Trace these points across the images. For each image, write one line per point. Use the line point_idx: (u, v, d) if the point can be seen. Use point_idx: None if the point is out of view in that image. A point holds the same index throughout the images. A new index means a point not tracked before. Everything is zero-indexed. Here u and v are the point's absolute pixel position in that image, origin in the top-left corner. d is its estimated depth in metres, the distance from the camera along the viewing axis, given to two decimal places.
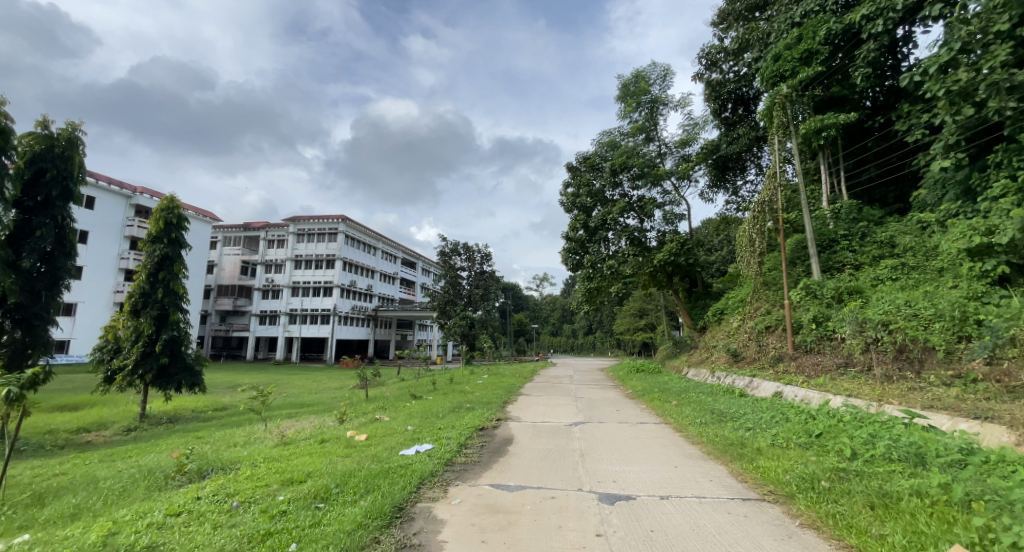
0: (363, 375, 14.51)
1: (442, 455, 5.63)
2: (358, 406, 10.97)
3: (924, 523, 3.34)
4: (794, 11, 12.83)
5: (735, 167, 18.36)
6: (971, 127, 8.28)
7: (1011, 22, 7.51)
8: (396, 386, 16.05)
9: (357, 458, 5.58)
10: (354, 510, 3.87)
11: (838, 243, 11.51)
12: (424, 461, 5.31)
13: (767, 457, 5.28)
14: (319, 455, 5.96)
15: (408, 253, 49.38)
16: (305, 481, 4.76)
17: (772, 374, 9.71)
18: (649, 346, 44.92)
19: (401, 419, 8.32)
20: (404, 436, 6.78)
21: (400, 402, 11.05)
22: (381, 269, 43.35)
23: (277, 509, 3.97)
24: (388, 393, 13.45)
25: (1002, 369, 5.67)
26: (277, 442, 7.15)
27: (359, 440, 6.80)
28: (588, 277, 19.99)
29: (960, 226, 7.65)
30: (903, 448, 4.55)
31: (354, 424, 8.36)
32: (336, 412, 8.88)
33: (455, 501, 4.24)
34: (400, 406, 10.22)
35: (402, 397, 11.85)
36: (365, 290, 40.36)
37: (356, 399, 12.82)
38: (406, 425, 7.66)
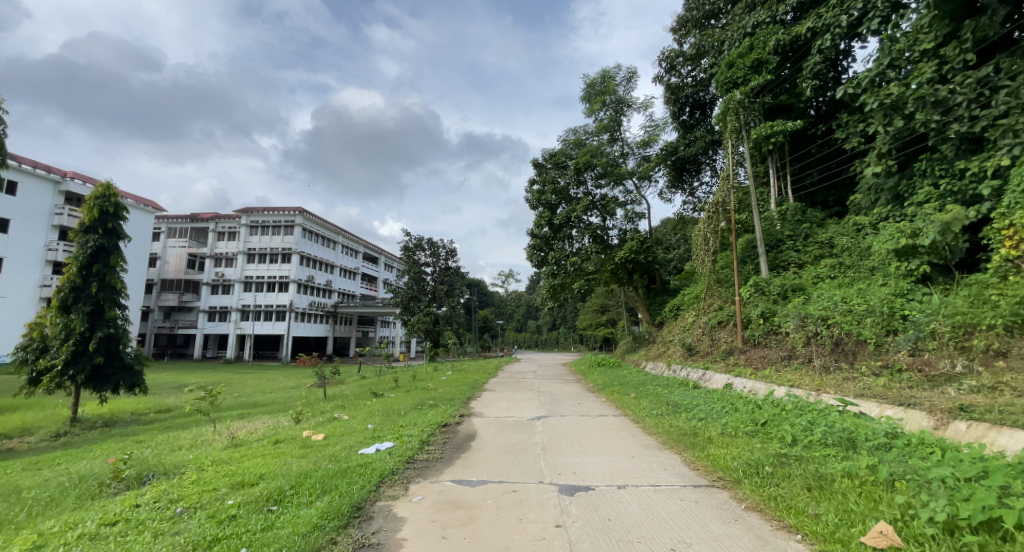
0: (321, 374, 14.09)
1: (403, 452, 5.59)
2: (316, 405, 10.68)
3: (853, 502, 3.64)
4: (746, 21, 13.43)
5: (692, 168, 19.03)
6: (901, 137, 8.92)
7: (936, 42, 8.21)
8: (357, 383, 15.68)
9: (313, 458, 5.46)
10: (309, 512, 3.80)
11: (784, 243, 12.20)
12: (384, 459, 5.25)
13: (717, 445, 5.55)
14: (273, 456, 5.77)
15: (370, 248, 48.25)
16: (256, 484, 4.61)
17: (724, 366, 10.21)
18: (610, 340, 45.86)
19: (361, 417, 8.20)
20: (364, 435, 6.65)
21: (360, 400, 10.84)
22: (340, 264, 42.28)
23: (225, 514, 3.84)
24: (347, 391, 13.17)
25: (922, 358, 6.21)
26: (228, 444, 6.87)
27: (316, 440, 6.64)
28: (553, 274, 20.05)
29: (889, 228, 8.31)
30: (837, 433, 4.90)
31: (311, 424, 8.13)
32: (292, 412, 8.61)
33: (416, 498, 4.25)
34: (361, 404, 10.03)
35: (362, 396, 11.62)
36: (323, 286, 39.20)
37: (314, 398, 12.44)
38: (366, 424, 7.56)
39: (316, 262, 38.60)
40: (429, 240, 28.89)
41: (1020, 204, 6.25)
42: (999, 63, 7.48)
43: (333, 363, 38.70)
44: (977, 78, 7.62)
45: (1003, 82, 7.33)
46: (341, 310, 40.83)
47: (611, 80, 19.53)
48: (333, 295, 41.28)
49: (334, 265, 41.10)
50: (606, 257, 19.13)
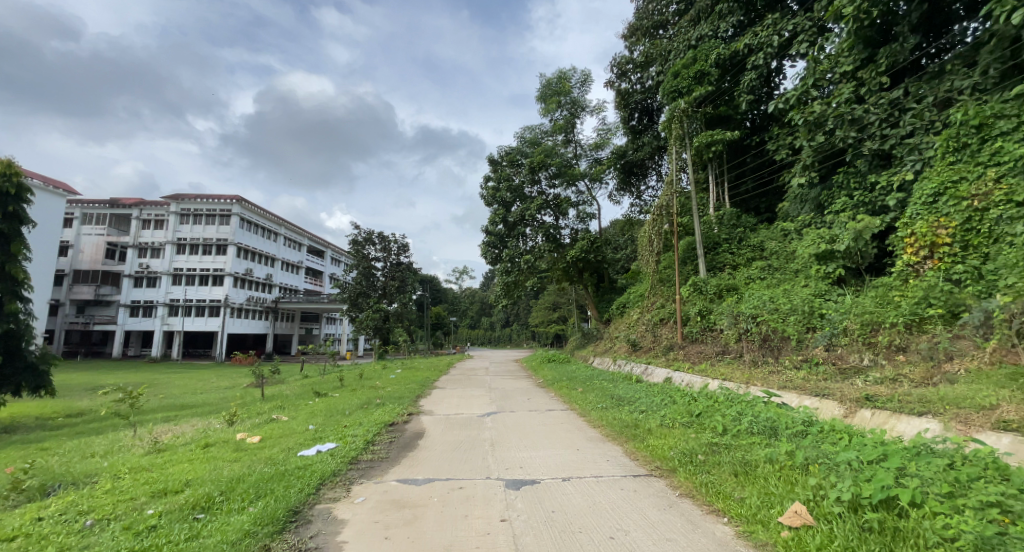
0: (259, 373, 13.40)
1: (346, 453, 5.44)
2: (252, 406, 10.14)
3: (773, 485, 3.94)
4: (691, 34, 14.09)
5: (639, 172, 19.80)
6: (822, 151, 9.68)
7: (854, 65, 9.00)
8: (298, 383, 15.00)
9: (247, 462, 5.21)
10: (240, 519, 3.62)
11: (721, 246, 12.95)
12: (325, 461, 5.10)
13: (656, 436, 5.82)
14: (201, 461, 5.45)
15: (316, 241, 46.37)
16: (181, 491, 4.34)
17: (665, 361, 10.72)
18: (561, 337, 46.70)
19: (302, 418, 7.90)
20: (304, 436, 6.43)
21: (301, 400, 10.40)
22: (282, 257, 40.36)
23: (144, 525, 3.59)
24: (287, 391, 12.60)
25: (836, 353, 6.81)
26: (149, 450, 6.38)
27: (251, 443, 6.32)
28: (506, 271, 20.08)
29: (811, 234, 9.05)
30: (762, 422, 5.30)
31: (246, 426, 7.69)
32: (224, 414, 8.14)
33: (359, 499, 4.16)
34: (301, 405, 9.61)
35: (304, 396, 11.16)
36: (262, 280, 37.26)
37: (250, 399, 11.81)
38: (307, 425, 7.28)
39: (256, 254, 36.58)
40: (379, 234, 28.09)
41: (920, 215, 6.98)
42: (907, 86, 8.28)
43: (272, 361, 36.94)
44: (889, 99, 8.40)
45: (910, 104, 8.14)
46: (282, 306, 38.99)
47: (567, 81, 19.94)
48: (273, 290, 39.35)
49: (275, 257, 39.20)
50: (558, 256, 19.51)
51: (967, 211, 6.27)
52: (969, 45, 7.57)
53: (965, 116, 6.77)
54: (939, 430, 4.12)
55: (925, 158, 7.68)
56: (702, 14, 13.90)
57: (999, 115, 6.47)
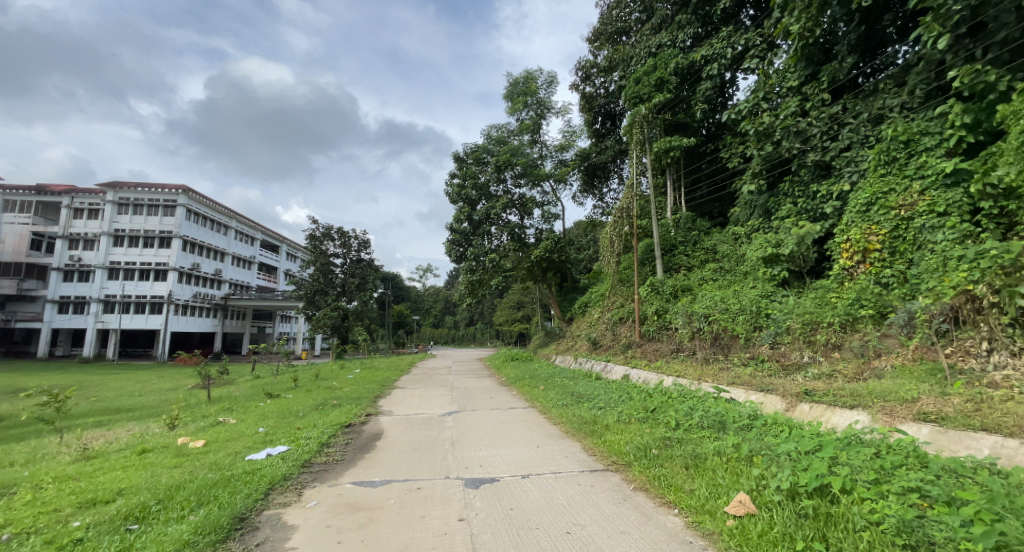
0: (205, 375, 12.77)
1: (298, 457, 5.30)
2: (196, 409, 9.66)
3: (720, 477, 4.15)
4: (651, 41, 14.49)
5: (602, 175, 20.24)
6: (770, 160, 10.22)
7: (799, 80, 9.57)
8: (249, 384, 14.41)
9: (188, 468, 4.99)
10: (179, 528, 3.47)
11: (677, 248, 13.44)
12: (275, 465, 4.94)
13: (613, 432, 5.99)
14: (137, 468, 5.16)
15: (270, 235, 44.59)
16: (113, 502, 4.11)
17: (623, 359, 11.02)
18: (524, 336, 47.08)
19: (251, 421, 7.61)
20: (253, 440, 6.21)
21: (251, 402, 10.01)
22: (233, 251, 38.60)
23: (68, 539, 3.38)
24: (236, 393, 12.08)
25: (780, 350, 7.21)
26: (77, 457, 5.97)
27: (194, 447, 6.04)
28: (470, 270, 19.99)
29: (759, 239, 9.53)
30: (711, 416, 5.56)
31: (189, 430, 7.33)
32: (165, 417, 7.72)
33: (311, 503, 4.07)
34: (251, 407, 9.24)
35: (255, 397, 10.73)
36: (210, 276, 35.54)
37: (194, 402, 11.24)
38: (256, 428, 7.02)
39: (203, 248, 34.82)
40: (339, 230, 27.32)
41: (854, 223, 7.50)
42: (845, 102, 8.83)
43: (220, 361, 35.29)
44: (829, 114, 8.95)
45: (848, 119, 8.70)
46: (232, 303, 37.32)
47: (533, 82, 20.11)
48: (223, 286, 37.61)
49: (225, 252, 37.49)
50: (523, 255, 19.62)
51: (895, 220, 6.80)
52: (900, 66, 8.11)
53: (895, 133, 7.30)
54: (868, 421, 4.45)
55: (860, 170, 8.23)
56: (662, 22, 14.31)
57: (924, 133, 7.01)
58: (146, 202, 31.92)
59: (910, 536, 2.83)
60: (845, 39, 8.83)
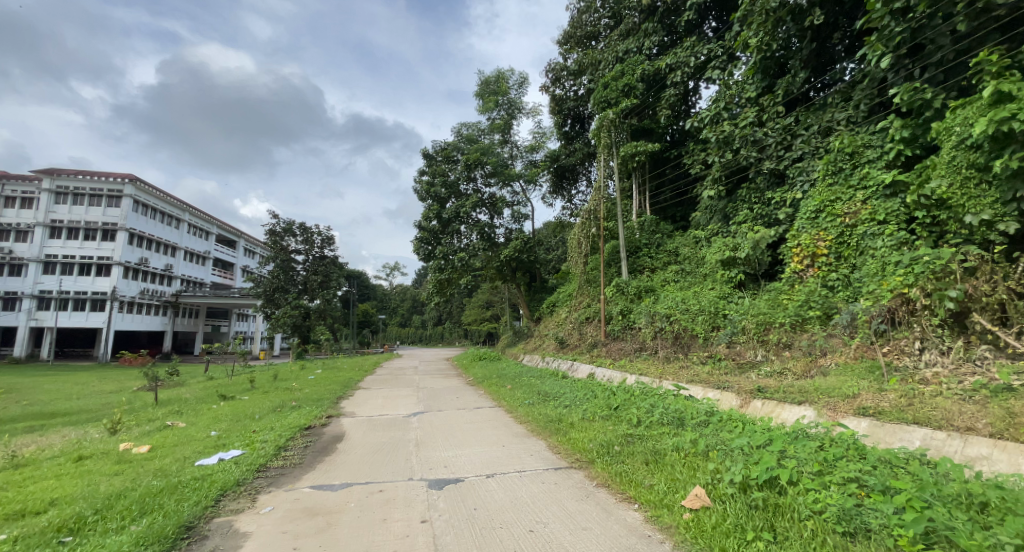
0: (153, 376, 12.15)
1: (253, 461, 5.14)
2: (141, 413, 9.19)
3: (678, 472, 4.30)
4: (619, 47, 14.80)
5: (570, 177, 20.50)
6: (729, 167, 10.63)
7: (757, 91, 10.00)
8: (201, 386, 13.81)
9: (131, 475, 4.76)
10: (118, 539, 3.32)
11: (642, 250, 13.77)
12: (227, 470, 4.78)
13: (577, 429, 6.10)
14: (73, 477, 4.88)
15: (226, 229, 42.82)
16: (46, 512, 3.88)
17: (589, 358, 11.20)
18: (493, 335, 47.13)
19: (202, 424, 7.33)
20: (204, 444, 5.98)
21: (203, 404, 9.62)
22: (185, 245, 36.90)
23: None
24: (187, 395, 11.57)
25: (735, 350, 7.53)
26: (5, 466, 5.59)
27: (137, 453, 5.76)
28: (439, 269, 19.82)
29: (718, 242, 9.89)
30: (671, 413, 5.76)
31: (132, 435, 6.97)
32: (106, 422, 7.30)
33: (266, 509, 3.97)
34: (202, 410, 8.88)
35: (207, 400, 10.32)
36: (160, 271, 33.91)
37: (139, 405, 10.67)
38: (208, 431, 6.77)
39: (152, 242, 33.14)
40: (301, 225, 26.58)
41: (805, 229, 7.90)
42: (798, 115, 9.29)
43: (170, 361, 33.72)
44: (783, 125, 9.40)
45: (800, 131, 9.17)
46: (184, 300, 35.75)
47: (504, 81, 20.17)
48: (173, 283, 35.94)
49: (177, 247, 35.86)
50: (492, 254, 19.61)
51: (841, 227, 7.21)
52: (847, 83, 8.59)
53: (841, 145, 7.75)
54: (814, 416, 4.72)
55: (811, 180, 8.69)
56: (629, 30, 14.63)
57: (866, 146, 7.49)
58: (88, 191, 30.09)
59: (849, 524, 3.02)
60: (798, 55, 9.26)
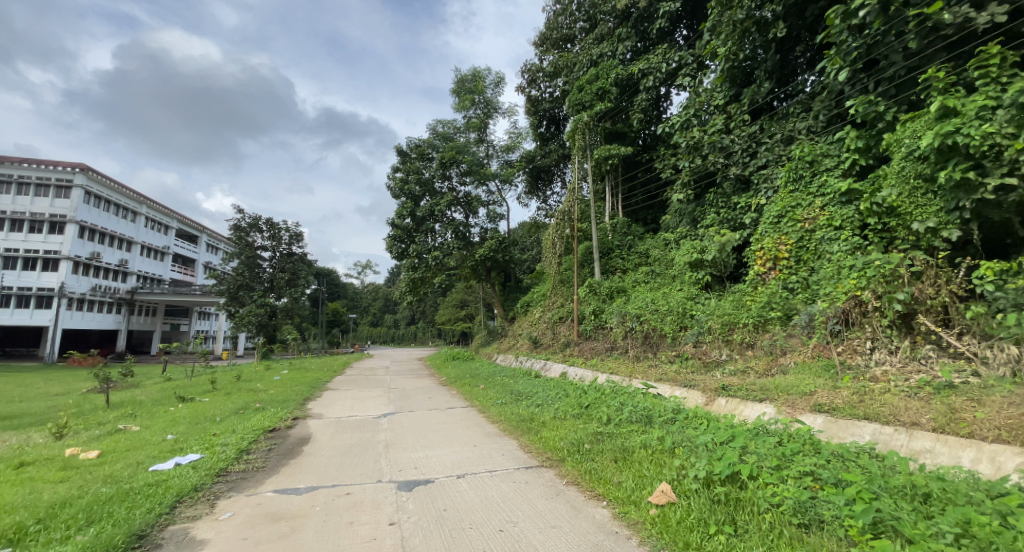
0: (104, 378, 11.60)
1: (212, 465, 4.99)
2: (91, 416, 8.77)
3: (646, 468, 4.40)
4: (593, 51, 14.99)
5: (545, 178, 20.65)
6: (698, 172, 10.93)
7: (725, 99, 10.32)
8: (158, 387, 13.25)
9: (79, 482, 4.55)
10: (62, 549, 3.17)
11: (614, 251, 14.01)
12: (184, 475, 4.63)
13: (548, 428, 6.17)
14: (13, 485, 4.63)
15: (186, 223, 41.20)
16: None
17: (562, 357, 11.32)
18: (467, 334, 47.03)
19: (158, 427, 7.06)
20: (159, 448, 5.76)
21: (159, 407, 9.25)
22: (141, 240, 35.33)
23: None
24: (142, 397, 11.08)
25: (702, 349, 7.76)
26: None
27: (85, 459, 5.51)
28: (412, 267, 19.63)
29: (687, 245, 10.15)
30: (640, 411, 5.90)
31: (81, 440, 6.65)
32: (51, 426, 6.93)
33: (225, 515, 3.87)
34: (158, 412, 8.54)
35: (164, 402, 9.91)
36: (113, 267, 32.41)
37: (89, 408, 10.16)
38: (163, 435, 6.52)
39: (106, 236, 31.60)
40: (268, 221, 25.88)
41: (768, 233, 8.19)
42: (762, 123, 9.63)
43: (123, 361, 32.29)
44: (749, 133, 9.73)
45: (765, 139, 9.51)
46: (139, 297, 34.35)
47: (480, 80, 20.15)
48: (128, 279, 34.42)
49: (133, 241, 34.36)
50: (467, 253, 19.54)
51: (801, 231, 7.51)
52: (808, 94, 8.96)
53: (801, 153, 8.08)
54: (774, 412, 4.92)
55: (774, 186, 9.02)
56: (604, 34, 14.86)
57: (824, 155, 7.86)
58: (34, 180, 28.32)
59: (804, 515, 3.17)
60: (763, 65, 9.60)
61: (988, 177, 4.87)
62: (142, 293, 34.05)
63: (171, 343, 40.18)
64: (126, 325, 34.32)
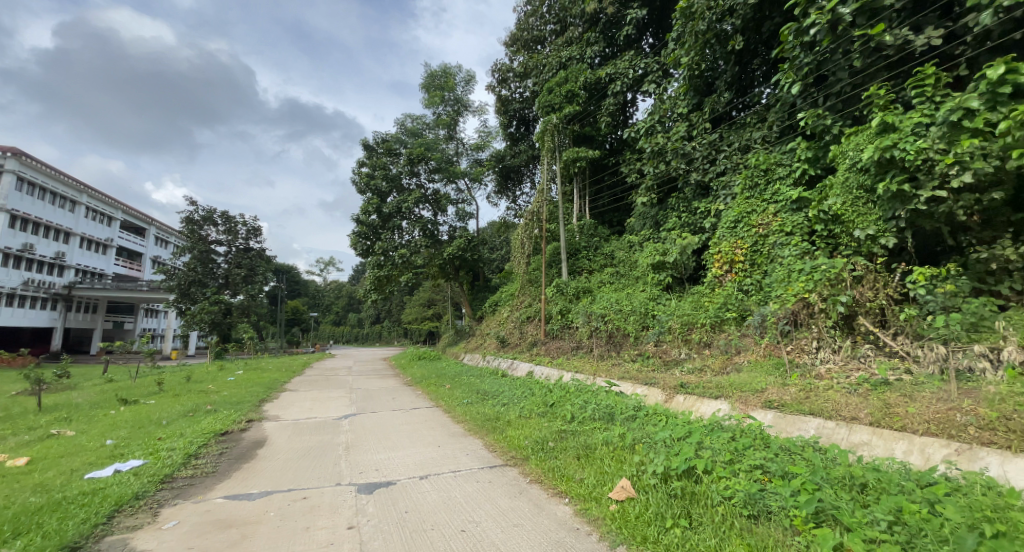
0: (36, 379, 10.84)
1: (156, 471, 4.78)
2: (19, 421, 8.19)
3: (607, 465, 4.51)
4: (562, 53, 15.14)
5: (515, 178, 20.73)
6: (661, 177, 11.25)
7: (687, 107, 10.65)
8: (98, 389, 12.52)
9: (5, 492, 4.26)
10: None
11: (581, 252, 14.21)
12: (124, 483, 4.41)
13: (513, 427, 6.22)
14: None
15: (130, 213, 38.89)
16: None
17: (528, 356, 11.42)
18: (434, 333, 46.70)
19: (96, 432, 6.68)
20: (97, 455, 5.46)
21: (98, 410, 8.73)
22: (81, 231, 33.17)
23: None
24: (79, 399, 10.44)
25: (662, 348, 8.00)
26: None
27: (13, 467, 5.15)
28: (378, 265, 19.30)
29: (650, 247, 10.43)
30: (602, 409, 6.03)
31: (8, 446, 6.21)
32: None
33: (169, 524, 3.72)
34: (97, 416, 8.08)
35: (103, 405, 9.38)
36: (48, 259, 30.38)
37: (17, 411, 9.48)
38: (102, 440, 6.18)
39: (41, 226, 29.53)
40: (223, 214, 24.88)
41: (725, 237, 8.52)
42: (722, 132, 10.00)
43: (59, 361, 30.30)
44: (709, 141, 10.07)
45: (724, 147, 9.88)
46: (76, 292, 32.41)
47: (450, 77, 20.01)
48: (65, 273, 32.33)
49: (72, 232, 32.24)
50: (435, 251, 19.37)
51: (755, 236, 7.85)
52: (764, 105, 9.38)
53: (757, 162, 8.45)
54: (728, 409, 5.14)
55: (732, 193, 9.38)
56: (573, 38, 15.06)
57: (778, 164, 8.25)
58: None
59: (754, 507, 3.33)
60: (723, 76, 9.97)
61: (921, 190, 5.25)
62: (80, 288, 32.29)
63: (112, 341, 38.06)
64: (61, 321, 32.34)
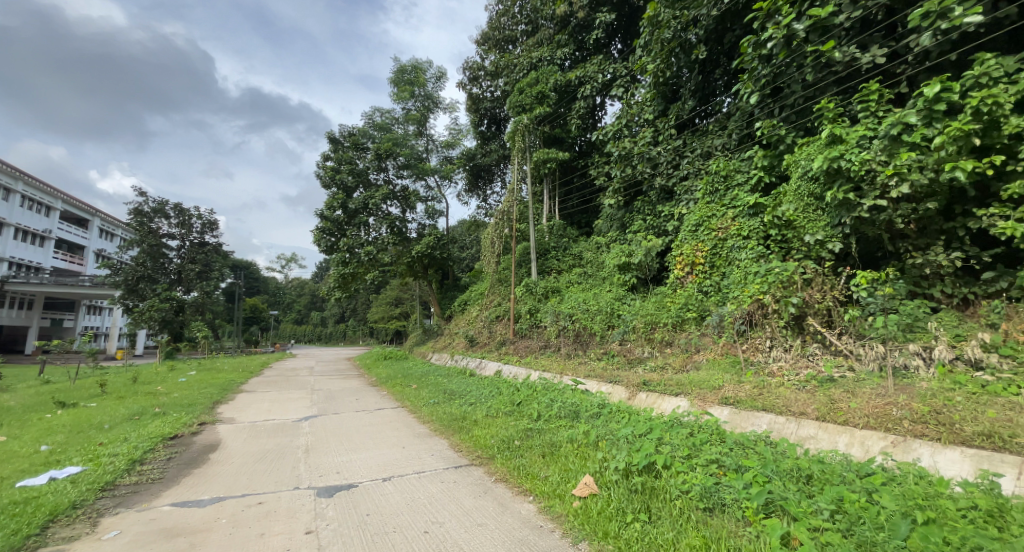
0: None
1: (97, 479, 4.53)
2: None
3: (571, 462, 4.59)
4: (533, 54, 15.23)
5: (485, 177, 20.70)
6: (627, 180, 11.51)
7: (653, 113, 10.93)
8: (34, 391, 11.70)
9: None
10: None
11: (550, 252, 14.35)
12: (62, 491, 4.17)
13: (480, 427, 6.23)
14: None
15: (72, 203, 36.51)
16: None
17: (496, 356, 11.44)
18: (401, 333, 46.07)
19: (30, 437, 6.25)
20: (30, 462, 5.11)
21: (32, 414, 8.17)
22: (16, 221, 30.86)
23: None
24: (11, 403, 9.72)
25: (626, 347, 8.20)
26: None
27: None
28: (343, 262, 18.86)
29: (616, 248, 10.66)
30: (568, 407, 6.13)
31: None
32: None
33: (110, 534, 3.54)
34: (32, 420, 7.56)
35: (39, 408, 8.78)
36: None
37: None
38: (37, 446, 5.79)
39: None
40: (176, 207, 23.75)
41: (687, 240, 8.80)
42: (685, 138, 10.31)
43: None
44: (673, 147, 10.37)
45: (687, 152, 10.19)
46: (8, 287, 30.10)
47: (420, 73, 19.78)
48: None
49: (6, 222, 29.99)
50: (403, 249, 19.09)
51: (715, 239, 8.15)
52: (724, 114, 9.73)
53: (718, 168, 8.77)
54: (687, 405, 5.31)
55: (694, 198, 9.69)
56: (544, 40, 15.17)
57: (737, 170, 8.59)
58: None
59: (709, 500, 3.47)
60: (687, 84, 10.28)
61: (865, 199, 5.59)
62: (13, 282, 29.97)
63: (49, 340, 35.56)
64: None
